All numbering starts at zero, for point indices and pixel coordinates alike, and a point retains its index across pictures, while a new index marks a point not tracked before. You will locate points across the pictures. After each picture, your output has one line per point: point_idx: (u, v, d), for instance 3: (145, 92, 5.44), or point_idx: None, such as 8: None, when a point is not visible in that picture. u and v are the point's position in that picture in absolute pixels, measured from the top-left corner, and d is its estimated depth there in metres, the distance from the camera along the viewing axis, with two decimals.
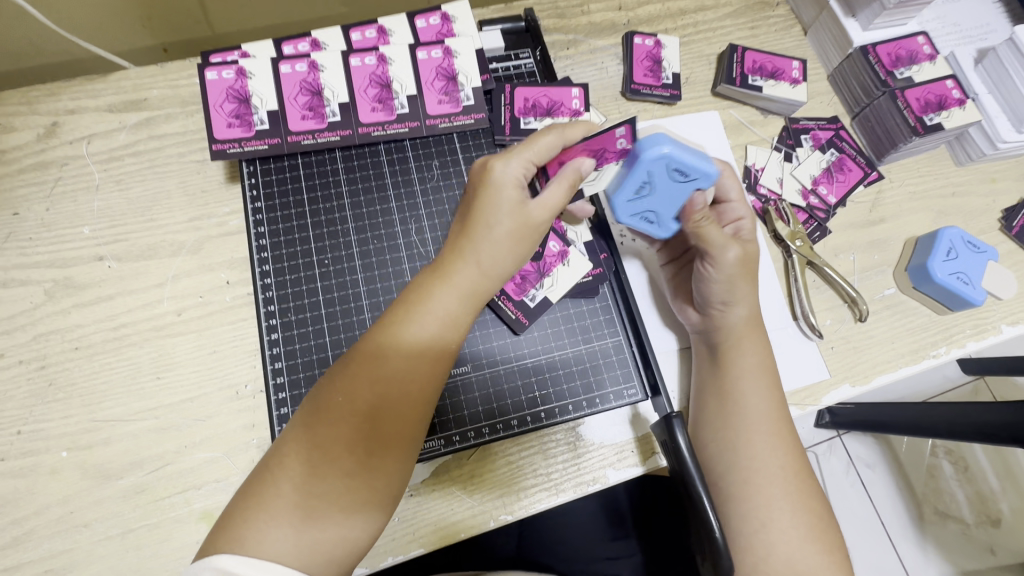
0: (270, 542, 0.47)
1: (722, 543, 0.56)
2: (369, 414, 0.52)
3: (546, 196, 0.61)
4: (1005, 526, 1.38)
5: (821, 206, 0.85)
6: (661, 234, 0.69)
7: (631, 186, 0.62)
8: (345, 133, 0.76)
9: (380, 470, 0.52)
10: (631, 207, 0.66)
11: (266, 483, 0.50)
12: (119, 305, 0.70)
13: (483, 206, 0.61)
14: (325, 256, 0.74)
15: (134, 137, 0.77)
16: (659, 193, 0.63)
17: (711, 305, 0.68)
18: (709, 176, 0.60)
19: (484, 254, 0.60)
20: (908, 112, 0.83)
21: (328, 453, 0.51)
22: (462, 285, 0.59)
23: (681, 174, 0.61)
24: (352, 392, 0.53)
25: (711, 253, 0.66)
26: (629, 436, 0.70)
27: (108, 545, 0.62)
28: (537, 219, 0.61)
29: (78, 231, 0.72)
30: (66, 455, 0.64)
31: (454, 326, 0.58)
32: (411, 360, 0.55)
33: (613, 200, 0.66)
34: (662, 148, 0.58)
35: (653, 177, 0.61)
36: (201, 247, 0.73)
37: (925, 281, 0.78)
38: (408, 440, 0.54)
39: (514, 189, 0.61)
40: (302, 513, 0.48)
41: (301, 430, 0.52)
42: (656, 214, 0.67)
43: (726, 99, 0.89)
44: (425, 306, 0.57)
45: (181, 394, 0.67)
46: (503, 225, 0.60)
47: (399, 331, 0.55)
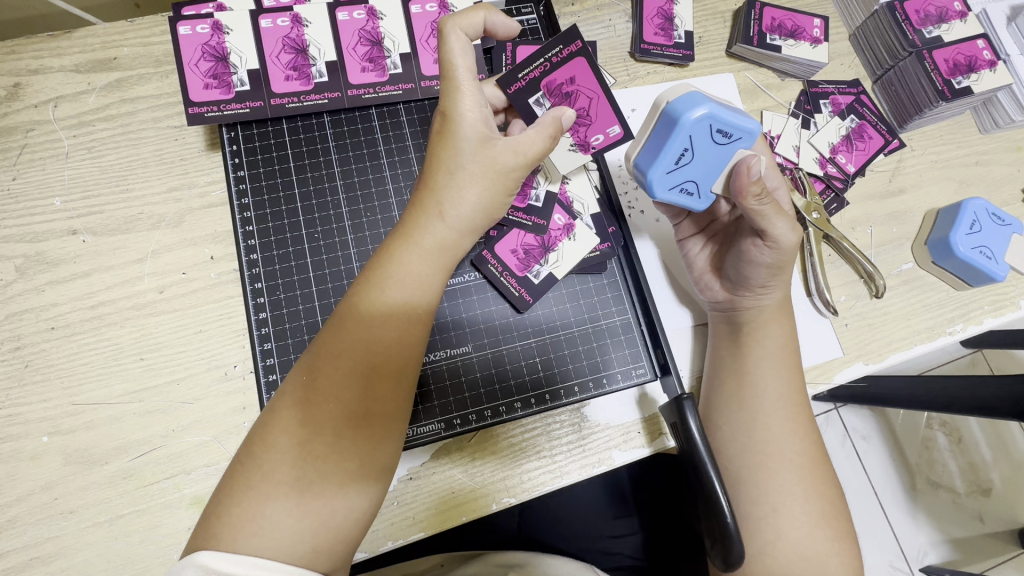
0: (254, 532, 0.45)
1: (733, 526, 0.54)
2: (336, 394, 0.48)
3: (516, 142, 0.54)
4: (994, 495, 1.42)
5: (839, 175, 0.81)
6: (699, 207, 0.65)
7: (671, 155, 0.60)
8: (334, 95, 0.70)
9: (353, 451, 0.48)
10: (671, 179, 0.62)
11: (239, 473, 0.47)
12: (97, 282, 0.66)
13: (444, 156, 0.54)
14: (315, 229, 0.69)
15: (105, 100, 0.71)
16: (701, 160, 0.61)
17: (750, 287, 0.64)
18: (752, 134, 0.59)
19: (454, 209, 0.54)
20: (936, 74, 0.78)
21: (298, 438, 0.47)
22: (430, 246, 0.54)
23: (723, 135, 0.59)
24: (319, 373, 0.49)
25: (770, 234, 0.59)
26: (636, 416, 0.67)
27: (96, 532, 0.59)
28: (508, 166, 0.54)
29: (49, 203, 0.67)
30: (47, 440, 0.61)
31: (422, 291, 0.53)
32: (376, 331, 0.50)
33: (651, 174, 0.62)
34: (703, 108, 0.58)
35: (694, 142, 0.60)
36: (182, 220, 0.69)
37: (945, 254, 0.75)
38: (379, 416, 0.49)
39: (479, 133, 0.54)
40: (291, 501, 0.46)
41: (271, 416, 0.49)
42: (696, 184, 0.63)
43: (741, 60, 0.84)
44: (389, 273, 0.52)
45: (166, 376, 0.64)
46: (470, 174, 0.54)
47: (363, 304, 0.51)
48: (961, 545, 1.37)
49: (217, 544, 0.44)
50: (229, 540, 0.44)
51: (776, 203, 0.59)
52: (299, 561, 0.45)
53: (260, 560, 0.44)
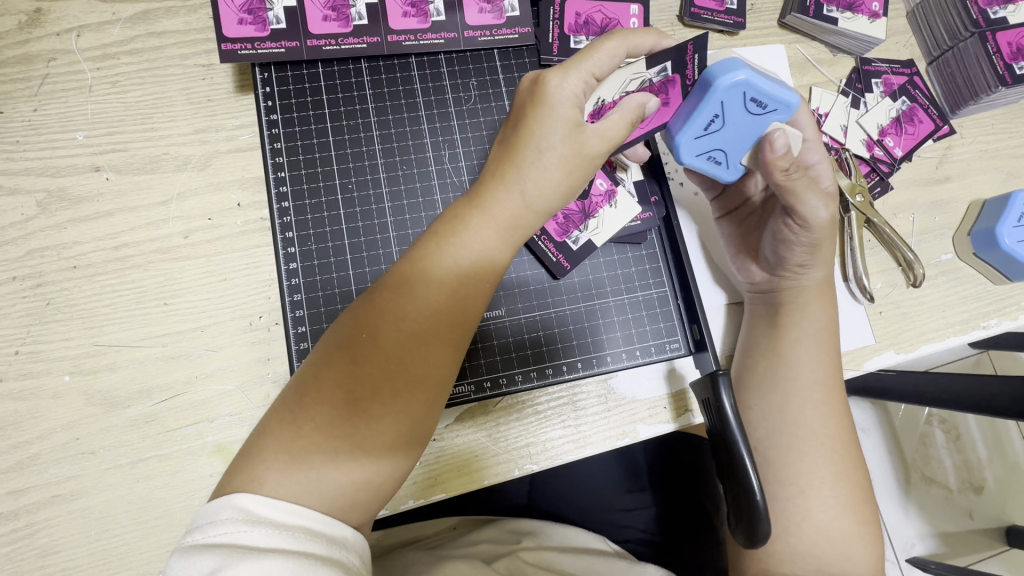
0: (300, 481, 0.44)
1: (762, 505, 0.54)
2: (400, 358, 0.47)
3: (603, 126, 0.52)
4: (985, 493, 1.44)
5: (885, 158, 0.78)
6: (726, 177, 0.62)
7: (700, 121, 0.57)
8: (373, 40, 0.67)
9: (410, 418, 0.47)
10: (698, 146, 0.59)
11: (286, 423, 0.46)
12: (120, 223, 0.64)
13: (532, 125, 0.52)
14: (348, 180, 0.67)
15: (130, 32, 0.68)
16: (732, 129, 0.57)
17: (788, 266, 0.63)
18: (789, 106, 0.55)
19: (532, 186, 0.51)
20: (997, 58, 0.76)
21: (357, 397, 0.46)
22: (504, 222, 0.51)
23: (757, 105, 0.56)
24: (384, 333, 0.47)
25: (800, 210, 0.58)
26: (664, 391, 0.66)
27: (118, 474, 0.59)
28: (594, 152, 0.52)
29: (70, 137, 0.65)
30: (69, 380, 0.60)
31: (491, 267, 0.51)
32: (445, 300, 0.49)
33: (679, 138, 0.58)
34: (740, 74, 0.53)
35: (726, 109, 0.56)
36: (208, 163, 0.66)
37: (988, 246, 0.73)
38: (438, 386, 0.49)
39: (570, 113, 0.52)
40: (343, 457, 0.45)
41: (321, 367, 0.47)
42: (724, 153, 0.60)
43: (794, 32, 0.80)
44: (461, 240, 0.50)
45: (189, 323, 0.63)
46: (557, 152, 0.51)
47: (433, 267, 0.49)
48: (949, 539, 1.39)
49: (260, 486, 0.43)
50: (276, 485, 0.44)
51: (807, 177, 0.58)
52: (341, 511, 0.45)
53: (301, 509, 0.43)
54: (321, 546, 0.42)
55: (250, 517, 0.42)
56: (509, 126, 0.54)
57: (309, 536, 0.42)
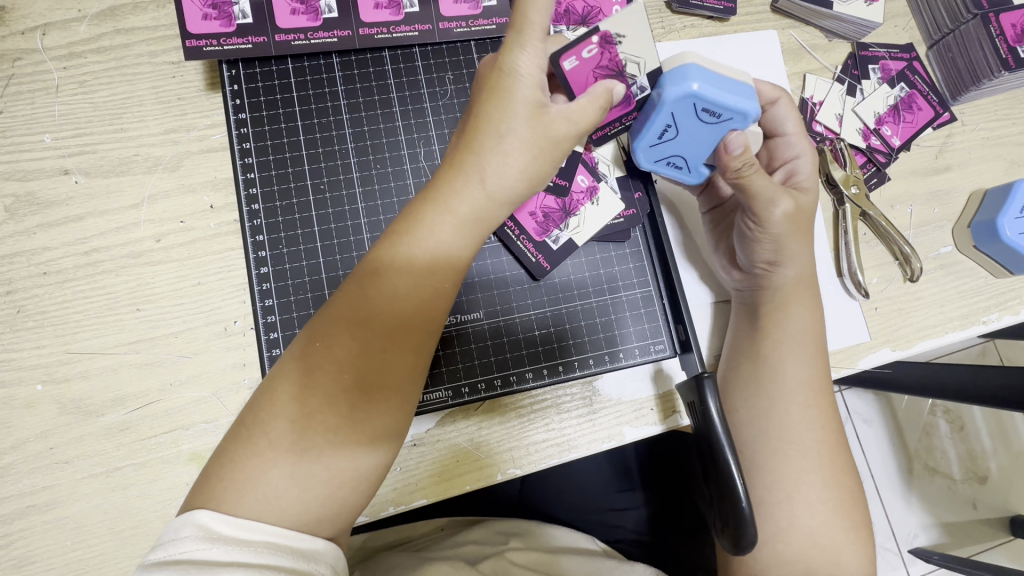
0: (258, 499, 0.43)
1: (746, 510, 0.52)
2: (354, 364, 0.45)
3: (569, 108, 0.50)
4: (990, 483, 1.42)
5: (882, 148, 0.75)
6: (689, 181, 0.63)
7: (653, 131, 0.58)
8: (344, 34, 0.65)
9: (367, 426, 0.46)
10: (654, 153, 0.60)
11: (241, 440, 0.45)
12: (90, 227, 0.62)
13: (491, 115, 0.49)
14: (320, 180, 0.65)
15: (97, 30, 0.65)
16: (686, 136, 0.57)
17: (756, 264, 0.61)
18: (745, 115, 0.54)
19: (493, 176, 0.49)
20: (1000, 41, 0.72)
21: (311, 408, 0.45)
22: (462, 214, 0.49)
23: (710, 115, 0.55)
24: (336, 340, 0.46)
25: (756, 209, 0.57)
26: (650, 392, 0.65)
27: (92, 483, 0.58)
28: (562, 135, 0.50)
29: (39, 139, 0.63)
30: (41, 388, 0.59)
31: (451, 261, 0.49)
32: (400, 303, 0.47)
33: (635, 147, 0.60)
34: (690, 85, 0.53)
35: (677, 118, 0.56)
36: (179, 164, 0.64)
37: (988, 238, 0.70)
38: (396, 391, 0.47)
39: (530, 97, 0.49)
40: (300, 470, 0.44)
41: (277, 381, 0.46)
42: (682, 159, 0.61)
43: (787, 17, 0.77)
44: (416, 239, 0.48)
45: (163, 328, 0.61)
46: (519, 139, 0.49)
47: (387, 270, 0.47)
48: (952, 529, 1.37)
49: (219, 504, 0.42)
50: (232, 504, 0.42)
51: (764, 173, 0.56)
52: (305, 528, 0.44)
53: (263, 524, 0.42)
54: (285, 559, 0.42)
55: (210, 534, 0.41)
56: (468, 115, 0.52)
57: (271, 550, 0.41)
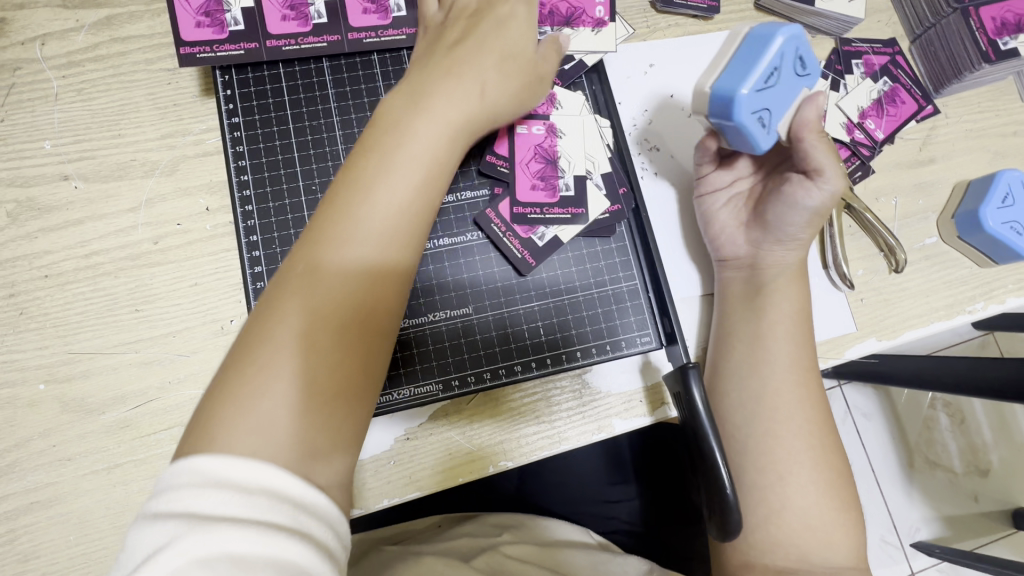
0: (236, 466, 0.37)
1: (733, 496, 0.53)
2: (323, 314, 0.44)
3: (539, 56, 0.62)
4: (992, 476, 1.42)
5: (866, 142, 0.76)
6: (765, 146, 0.57)
7: (764, 69, 0.54)
8: (333, 38, 0.66)
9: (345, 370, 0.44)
10: (756, 99, 0.54)
11: (202, 424, 0.39)
12: (90, 230, 0.64)
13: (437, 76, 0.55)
14: (312, 181, 0.67)
15: (95, 39, 0.67)
16: (783, 87, 0.56)
17: (784, 234, 0.63)
18: (817, 75, 0.58)
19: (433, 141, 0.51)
20: (980, 35, 0.73)
21: (283, 366, 0.42)
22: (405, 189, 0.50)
23: (801, 67, 0.57)
24: (302, 299, 0.44)
25: (825, 169, 0.58)
26: (639, 384, 0.66)
27: (94, 480, 0.60)
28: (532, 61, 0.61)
29: (39, 146, 0.65)
30: (43, 388, 0.61)
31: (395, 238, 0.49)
32: (366, 253, 0.47)
33: (739, 87, 0.53)
34: (798, 31, 0.55)
35: (781, 65, 0.55)
36: (175, 168, 0.66)
37: (972, 229, 0.71)
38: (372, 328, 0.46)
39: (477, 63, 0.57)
40: (289, 413, 0.41)
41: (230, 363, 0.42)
42: (771, 115, 0.56)
43: (771, 14, 0.78)
44: (356, 220, 0.47)
45: (161, 328, 0.63)
46: (462, 90, 0.55)
47: (350, 225, 0.47)
48: (953, 522, 1.38)
49: (208, 449, 0.38)
50: None
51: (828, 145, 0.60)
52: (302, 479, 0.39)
53: None
54: (291, 510, 0.37)
55: (209, 478, 0.36)
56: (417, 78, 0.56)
57: (278, 505, 0.36)
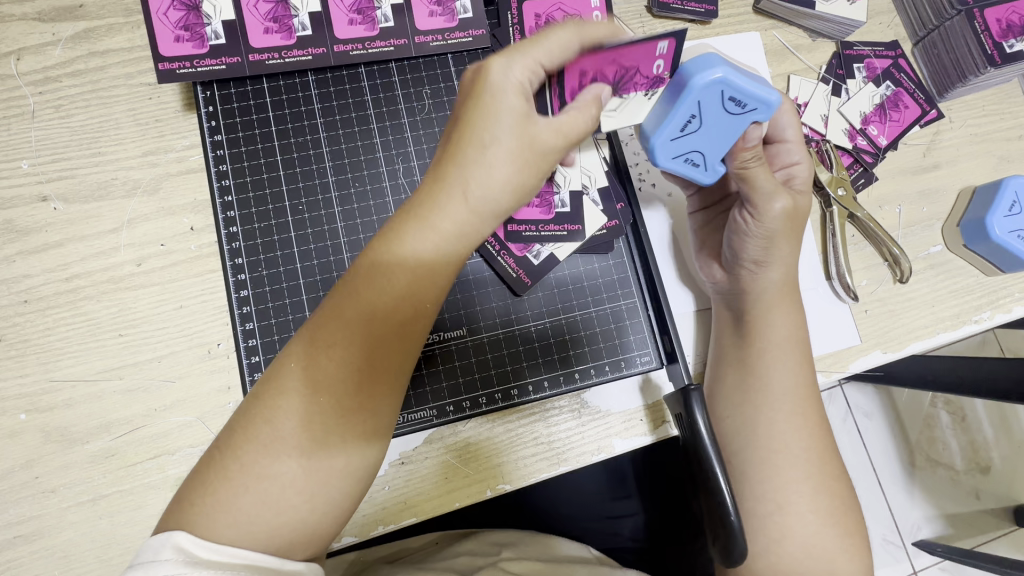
0: (229, 523, 0.43)
1: (736, 524, 0.51)
2: (348, 366, 0.46)
3: (557, 121, 0.51)
4: (993, 473, 1.40)
5: (869, 148, 0.74)
6: (706, 180, 0.60)
7: (676, 120, 0.55)
8: (318, 51, 0.65)
9: (361, 432, 0.46)
10: (675, 147, 0.57)
11: (237, 442, 0.45)
12: (71, 253, 0.62)
13: (481, 121, 0.49)
14: (298, 201, 0.65)
15: (72, 53, 0.64)
16: (709, 129, 0.55)
17: (743, 262, 0.61)
18: (767, 104, 0.53)
19: (474, 199, 0.49)
20: (986, 37, 0.71)
21: (304, 417, 0.45)
22: (435, 249, 0.49)
23: (737, 104, 0.53)
24: (332, 344, 0.46)
25: (755, 199, 0.57)
26: (639, 403, 0.64)
27: (79, 511, 0.58)
28: (546, 146, 0.51)
29: (16, 165, 0.63)
30: (25, 418, 0.59)
31: (415, 314, 0.49)
32: (386, 322, 0.47)
33: (653, 139, 0.57)
34: (716, 71, 0.52)
35: (702, 109, 0.54)
36: (158, 187, 0.64)
37: (978, 238, 0.69)
38: (387, 388, 0.47)
39: (520, 107, 0.49)
40: (302, 471, 0.44)
41: (268, 381, 0.46)
42: (703, 155, 0.57)
43: (770, 18, 0.76)
44: (382, 286, 0.47)
45: (146, 353, 0.61)
46: (506, 149, 0.49)
47: (364, 300, 0.47)
48: (955, 520, 1.36)
49: (194, 526, 0.42)
50: (204, 532, 0.42)
51: (767, 168, 0.57)
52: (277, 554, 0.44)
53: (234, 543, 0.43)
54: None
55: (190, 558, 0.41)
56: (456, 121, 0.51)
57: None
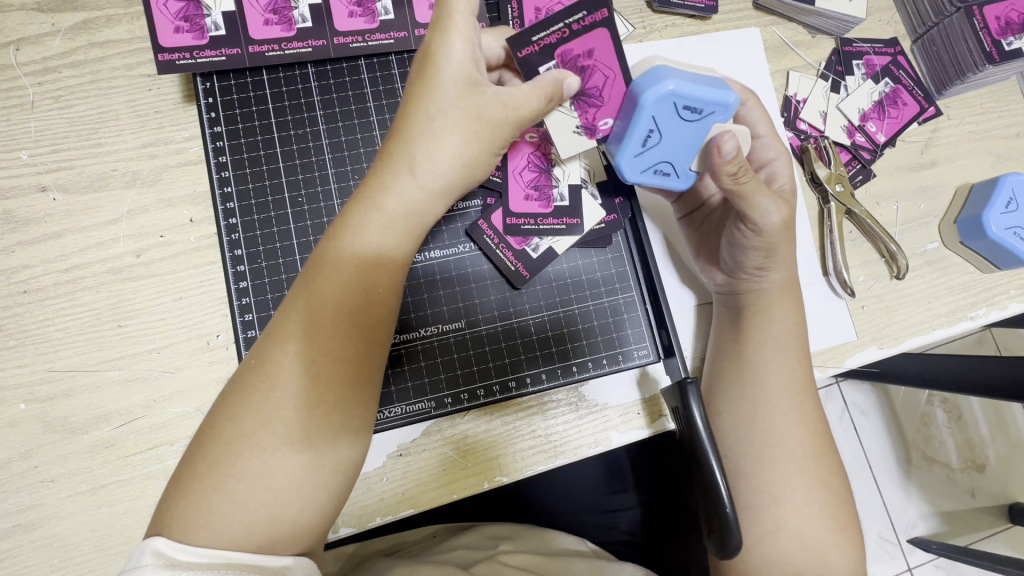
0: (202, 526, 0.43)
1: (731, 516, 0.52)
2: (305, 357, 0.46)
3: (508, 94, 0.50)
4: (988, 471, 1.41)
5: (867, 145, 0.75)
6: (680, 187, 0.60)
7: (637, 136, 0.55)
8: (318, 43, 0.65)
9: (325, 423, 0.46)
10: (641, 162, 0.57)
11: (211, 440, 0.45)
12: (70, 244, 0.62)
13: (421, 98, 0.50)
14: (298, 193, 0.65)
15: (71, 43, 0.64)
16: (671, 139, 0.55)
17: (745, 269, 0.60)
18: (726, 106, 0.53)
19: (422, 175, 0.51)
20: (984, 34, 0.71)
21: (266, 409, 0.45)
22: (390, 226, 0.50)
23: (692, 112, 0.53)
24: (289, 339, 0.47)
25: (751, 215, 0.55)
26: (636, 397, 0.64)
27: (79, 501, 0.58)
28: (495, 117, 0.51)
29: (15, 156, 0.63)
30: (24, 408, 0.59)
31: (375, 292, 0.49)
32: (342, 299, 0.48)
33: (619, 160, 0.57)
34: (668, 83, 0.52)
35: (659, 122, 0.54)
36: (158, 178, 0.64)
37: (975, 234, 0.70)
38: (346, 374, 0.47)
39: (460, 77, 0.50)
40: (267, 468, 0.45)
41: (233, 383, 0.48)
42: (671, 164, 0.57)
43: (769, 14, 0.76)
44: (336, 266, 0.49)
45: (145, 344, 0.61)
46: (451, 120, 0.50)
47: (319, 280, 0.48)
48: (949, 518, 1.37)
49: (171, 530, 0.43)
50: (200, 525, 0.43)
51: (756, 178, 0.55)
52: (263, 549, 0.44)
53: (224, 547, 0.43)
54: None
55: (170, 562, 0.42)
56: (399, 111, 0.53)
57: None
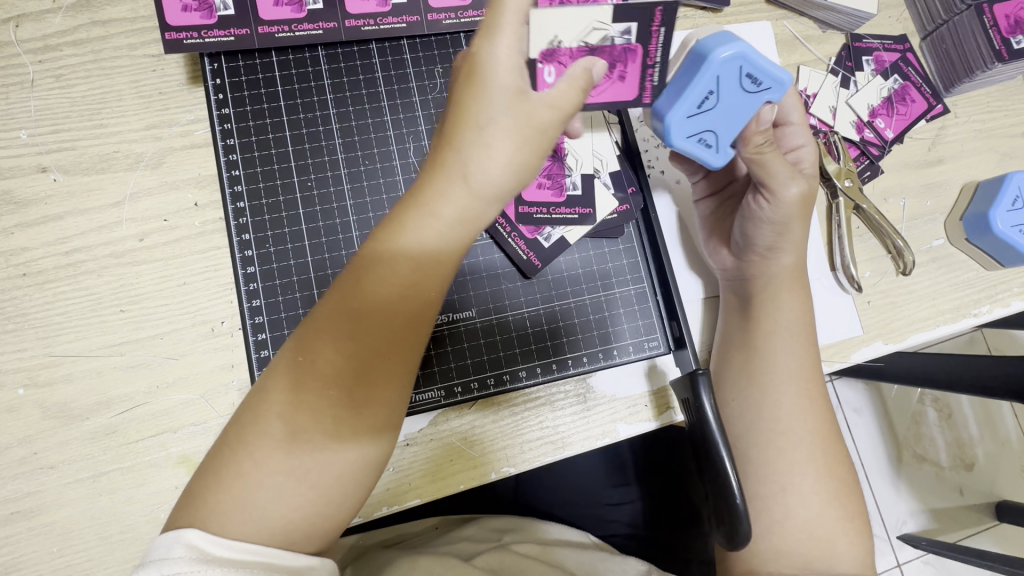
0: (241, 513, 0.43)
1: (741, 507, 0.51)
2: (353, 359, 0.46)
3: (552, 93, 0.46)
4: (977, 470, 1.43)
5: (876, 141, 0.75)
6: (716, 164, 0.58)
7: (693, 96, 0.53)
8: (329, 26, 0.64)
9: (363, 425, 0.46)
10: (689, 125, 0.55)
11: (238, 432, 0.45)
12: (71, 227, 0.60)
13: (472, 107, 0.46)
14: (308, 177, 0.65)
15: (73, 21, 0.63)
16: (726, 108, 0.54)
17: (754, 249, 0.61)
18: (783, 85, 0.52)
19: (473, 182, 0.47)
20: (994, 32, 0.72)
21: (308, 408, 0.45)
22: (439, 234, 0.48)
23: (753, 83, 0.52)
24: (336, 337, 0.46)
25: (770, 185, 0.57)
26: (644, 389, 0.64)
27: (79, 488, 0.57)
28: (545, 124, 0.47)
29: (14, 135, 0.61)
30: (23, 393, 0.58)
31: (420, 300, 0.48)
32: (389, 303, 0.47)
33: (669, 117, 0.55)
34: (735, 46, 0.51)
35: (720, 85, 0.53)
36: (162, 160, 0.63)
37: (981, 231, 0.70)
38: (394, 378, 0.47)
39: (512, 85, 0.46)
40: (306, 464, 0.44)
41: (272, 378, 0.46)
42: (715, 135, 0.56)
43: (781, 8, 0.76)
44: (382, 270, 0.47)
45: (148, 330, 0.60)
46: (502, 131, 0.46)
47: (367, 285, 0.46)
48: (939, 515, 1.39)
49: (207, 518, 0.43)
50: (211, 521, 0.43)
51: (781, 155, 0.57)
52: (279, 544, 0.44)
53: (251, 545, 0.43)
54: None
55: (204, 556, 0.41)
56: (448, 104, 0.49)
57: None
